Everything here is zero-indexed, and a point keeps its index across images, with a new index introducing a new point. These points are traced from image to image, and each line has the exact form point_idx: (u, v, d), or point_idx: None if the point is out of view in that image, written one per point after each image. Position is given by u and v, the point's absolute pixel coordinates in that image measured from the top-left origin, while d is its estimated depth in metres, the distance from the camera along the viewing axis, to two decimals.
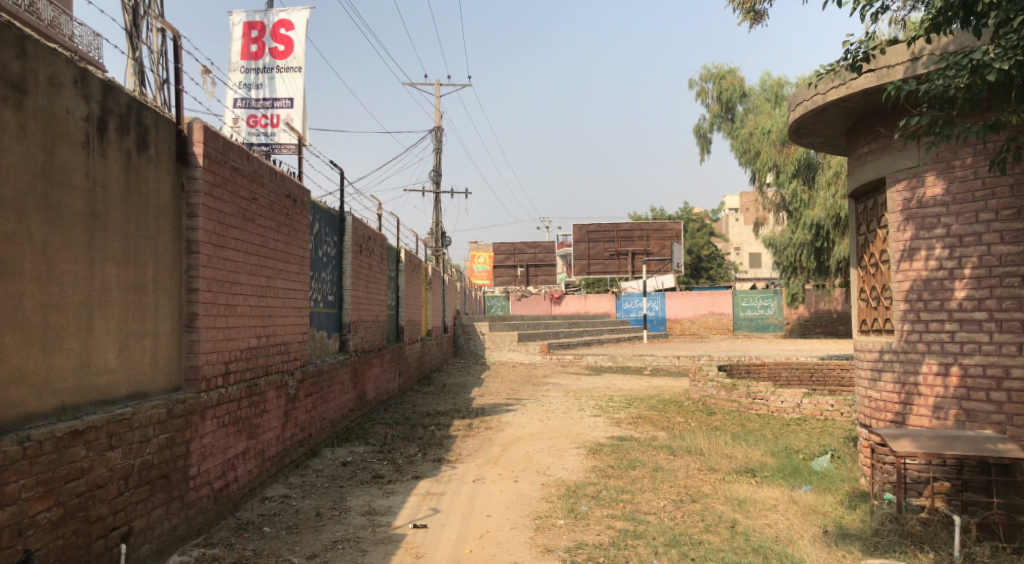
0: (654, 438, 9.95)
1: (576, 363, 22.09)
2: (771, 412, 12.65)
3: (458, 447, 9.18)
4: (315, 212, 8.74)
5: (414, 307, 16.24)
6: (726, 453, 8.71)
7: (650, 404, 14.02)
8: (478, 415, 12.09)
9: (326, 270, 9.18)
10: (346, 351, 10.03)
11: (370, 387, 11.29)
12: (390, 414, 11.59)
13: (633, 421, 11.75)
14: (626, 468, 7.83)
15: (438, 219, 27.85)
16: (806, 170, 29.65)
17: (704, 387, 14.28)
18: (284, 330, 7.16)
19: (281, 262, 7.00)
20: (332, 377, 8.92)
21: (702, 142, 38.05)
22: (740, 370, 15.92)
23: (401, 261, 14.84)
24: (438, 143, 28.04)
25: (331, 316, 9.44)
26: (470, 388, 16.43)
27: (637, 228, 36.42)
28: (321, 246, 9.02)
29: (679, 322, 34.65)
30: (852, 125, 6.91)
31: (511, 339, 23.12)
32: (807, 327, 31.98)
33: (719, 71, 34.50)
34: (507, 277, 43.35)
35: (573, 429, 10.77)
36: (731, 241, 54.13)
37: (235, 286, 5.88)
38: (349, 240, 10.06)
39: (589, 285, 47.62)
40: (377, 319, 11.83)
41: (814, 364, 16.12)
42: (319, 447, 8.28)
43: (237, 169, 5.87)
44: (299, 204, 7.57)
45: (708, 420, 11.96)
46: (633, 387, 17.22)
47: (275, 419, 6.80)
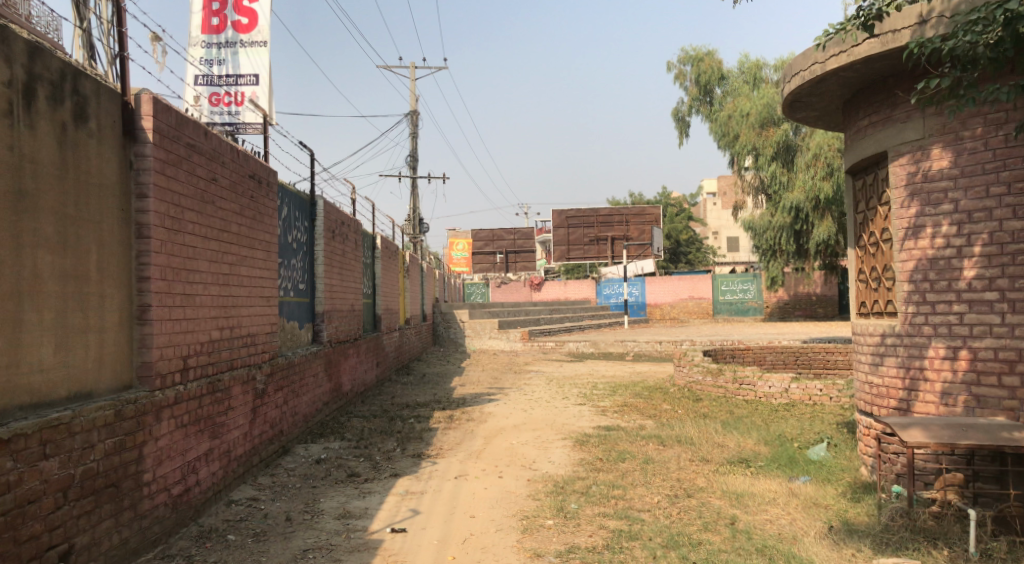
0: (641, 428, 9.59)
1: (557, 350, 21.75)
2: (759, 398, 12.36)
3: (439, 440, 8.77)
4: (283, 195, 8.24)
5: (391, 295, 15.77)
6: (718, 443, 8.37)
7: (635, 391, 13.70)
8: (459, 406, 11.68)
9: (296, 257, 8.71)
10: (320, 342, 9.57)
11: (346, 378, 10.85)
12: (367, 406, 11.17)
13: (618, 409, 11.40)
14: (615, 461, 7.46)
15: (415, 205, 27.31)
16: (785, 152, 29.34)
17: (689, 373, 13.96)
18: (250, 320, 6.70)
19: (245, 248, 6.54)
20: (304, 370, 8.49)
21: (680, 125, 37.75)
22: (725, 355, 15.64)
23: (376, 248, 14.37)
24: (414, 128, 27.47)
25: (302, 306, 8.97)
26: (450, 378, 16.00)
27: (616, 213, 36.03)
28: (291, 231, 8.54)
29: (659, 307, 34.43)
30: (851, 95, 6.55)
31: (492, 327, 22.71)
32: (786, 310, 31.90)
33: (697, 53, 34.13)
34: (486, 264, 42.83)
35: (557, 419, 10.39)
36: (709, 225, 53.98)
37: (194, 274, 5.41)
38: (321, 225, 9.59)
39: (568, 271, 47.29)
40: (352, 308, 11.37)
41: (799, 348, 15.87)
42: (291, 444, 7.85)
43: (194, 145, 5.40)
44: (264, 186, 7.09)
45: (694, 407, 11.64)
46: (615, 373, 16.89)
47: (242, 417, 6.36)
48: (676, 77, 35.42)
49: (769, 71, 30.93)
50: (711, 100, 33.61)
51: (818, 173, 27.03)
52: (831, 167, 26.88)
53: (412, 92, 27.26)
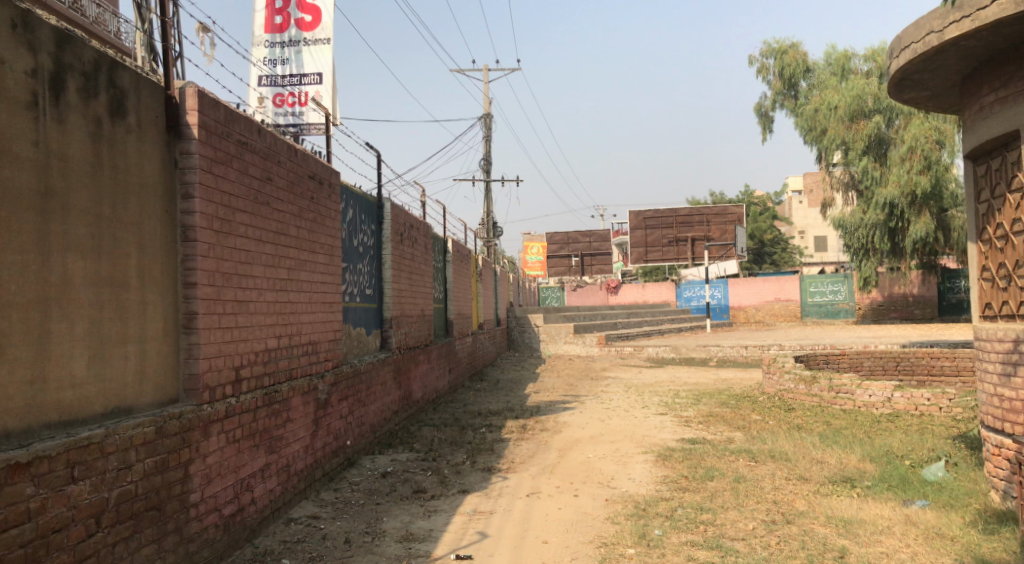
0: (729, 441, 8.93)
1: (636, 355, 21.05)
2: (858, 408, 11.51)
3: (511, 453, 8.30)
4: (348, 197, 7.91)
5: (464, 300, 15.42)
6: (816, 459, 7.67)
7: (721, 399, 12.97)
8: (534, 415, 11.20)
9: (362, 262, 8.37)
10: (388, 349, 9.23)
11: (417, 386, 10.50)
12: (439, 414, 10.81)
13: (703, 419, 10.73)
14: (703, 480, 6.86)
15: (489, 209, 27.00)
16: (877, 146, 27.98)
17: (779, 380, 13.14)
18: (311, 328, 6.35)
19: (305, 251, 6.20)
20: (371, 378, 8.16)
21: (763, 121, 36.44)
22: (819, 361, 14.74)
23: (448, 252, 14.04)
24: (488, 131, 27.17)
25: (369, 312, 8.64)
26: (525, 384, 15.54)
27: (696, 213, 34.92)
28: (356, 235, 8.21)
29: (744, 310, 33.30)
30: (972, 70, 6.01)
31: (568, 331, 22.19)
32: (880, 312, 30.35)
33: (780, 46, 32.80)
34: (563, 267, 42.25)
35: (638, 431, 9.81)
36: (795, 224, 52.11)
37: (247, 279, 5.07)
38: (389, 228, 9.26)
39: (647, 274, 46.36)
40: (422, 313, 11.02)
41: (899, 352, 14.87)
42: (357, 457, 7.50)
43: (246, 143, 5.07)
44: (325, 187, 6.75)
45: (787, 418, 10.89)
46: (699, 380, 16.14)
47: (302, 430, 6.01)
48: (758, 71, 34.13)
49: (858, 61, 29.46)
50: (796, 94, 32.37)
51: (915, 167, 25.56)
52: (929, 160, 25.38)
53: (485, 94, 27.00)
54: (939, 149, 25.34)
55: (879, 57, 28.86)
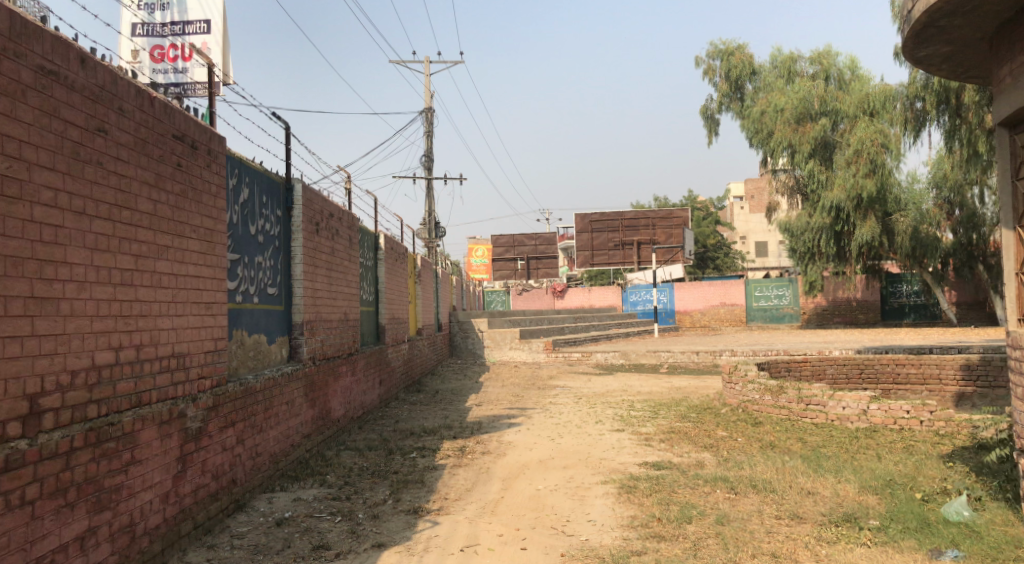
0: (699, 466, 7.65)
1: (584, 362, 19.84)
2: (831, 421, 10.40)
3: (445, 486, 6.87)
4: (241, 173, 6.39)
5: (399, 303, 13.97)
6: (805, 489, 6.44)
7: (681, 412, 11.74)
8: (473, 433, 9.78)
9: (261, 254, 6.85)
10: (298, 360, 7.70)
11: (337, 403, 9.00)
12: (363, 435, 9.33)
13: (665, 437, 9.45)
14: (678, 523, 5.55)
15: (430, 208, 25.50)
16: (824, 148, 27.23)
17: (742, 390, 11.96)
18: (176, 336, 4.83)
19: (166, 234, 4.70)
20: (271, 395, 6.64)
21: (709, 124, 35.79)
22: (780, 369, 13.63)
23: (380, 249, 12.52)
24: (430, 127, 25.69)
25: (272, 316, 7.12)
26: (466, 395, 14.14)
27: (642, 216, 33.77)
28: (252, 221, 6.69)
29: (689, 314, 32.36)
30: (1018, 10, 4.81)
31: (513, 337, 20.81)
32: (825, 316, 29.97)
33: (726, 48, 32.16)
34: (507, 270, 40.82)
35: (592, 452, 8.47)
36: (737, 230, 51.82)
37: (56, 267, 3.68)
38: (300, 215, 7.74)
39: (591, 278, 45.29)
40: (345, 318, 9.50)
41: (864, 359, 13.93)
42: (248, 498, 5.99)
43: (54, 72, 3.68)
44: (200, 153, 5.27)
45: (756, 434, 9.71)
46: (653, 389, 14.92)
47: (157, 473, 4.49)
48: (704, 73, 33.48)
49: (804, 63, 28.91)
50: (742, 96, 31.75)
51: (861, 170, 25.18)
52: (874, 163, 25.07)
53: (427, 87, 25.53)
54: (885, 153, 25.18)
55: (826, 59, 28.24)
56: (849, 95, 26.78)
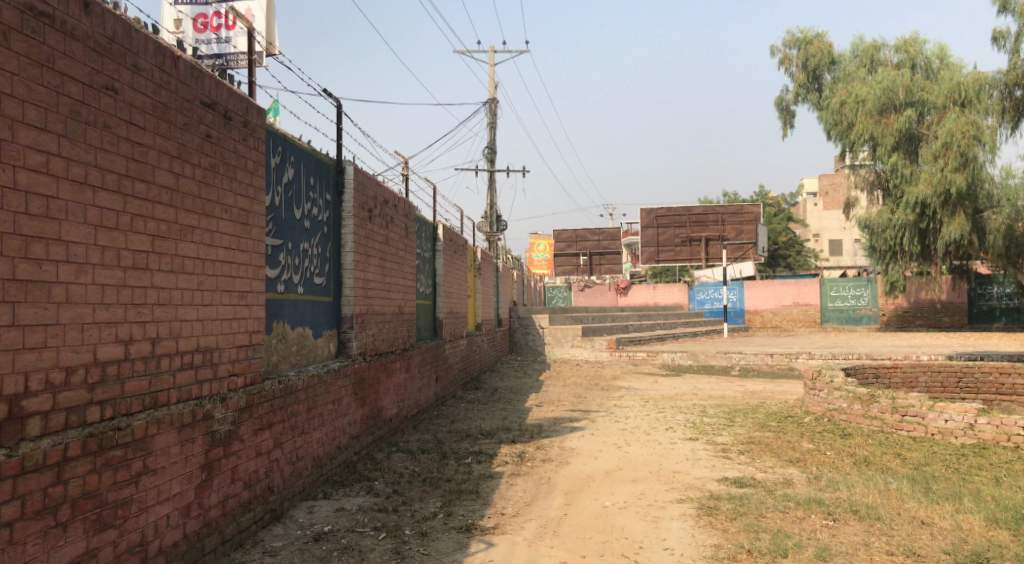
0: (786, 484, 6.83)
1: (650, 361, 19.01)
2: (931, 435, 9.46)
3: (504, 498, 6.22)
4: (286, 153, 5.85)
5: (458, 297, 13.41)
6: (917, 520, 5.60)
7: (759, 419, 10.88)
8: (535, 437, 9.13)
9: (306, 241, 6.29)
10: (347, 357, 7.13)
11: (389, 402, 8.44)
12: (417, 437, 8.77)
13: (744, 448, 8.65)
14: (772, 557, 4.80)
15: (492, 201, 24.88)
16: (908, 142, 25.65)
17: (828, 398, 11.04)
18: (202, 328, 4.24)
19: (192, 212, 4.13)
20: (315, 392, 6.08)
21: (783, 115, 34.31)
22: (867, 375, 12.61)
23: (439, 240, 11.95)
24: (493, 118, 25.07)
25: (318, 307, 6.57)
26: (526, 394, 13.52)
27: (711, 212, 32.54)
28: (298, 205, 6.14)
29: (760, 314, 31.15)
30: None
31: (576, 334, 20.11)
32: (906, 319, 28.40)
33: (804, 36, 30.66)
34: (570, 266, 39.97)
35: (664, 464, 7.71)
36: (810, 227, 50.00)
37: (47, 245, 3.14)
38: (351, 199, 7.17)
39: (657, 274, 44.17)
40: (400, 311, 8.95)
41: (961, 367, 12.85)
42: (286, 507, 5.42)
43: (47, 15, 3.14)
44: (235, 124, 4.68)
45: (846, 449, 8.81)
46: (725, 393, 14.04)
47: (177, 484, 3.90)
48: (780, 63, 32.10)
49: (887, 52, 27.29)
50: (820, 87, 30.29)
51: (950, 164, 23.13)
52: (965, 157, 22.86)
53: (491, 77, 24.89)
54: (977, 145, 22.65)
55: (912, 47, 26.60)
56: (937, 85, 24.77)
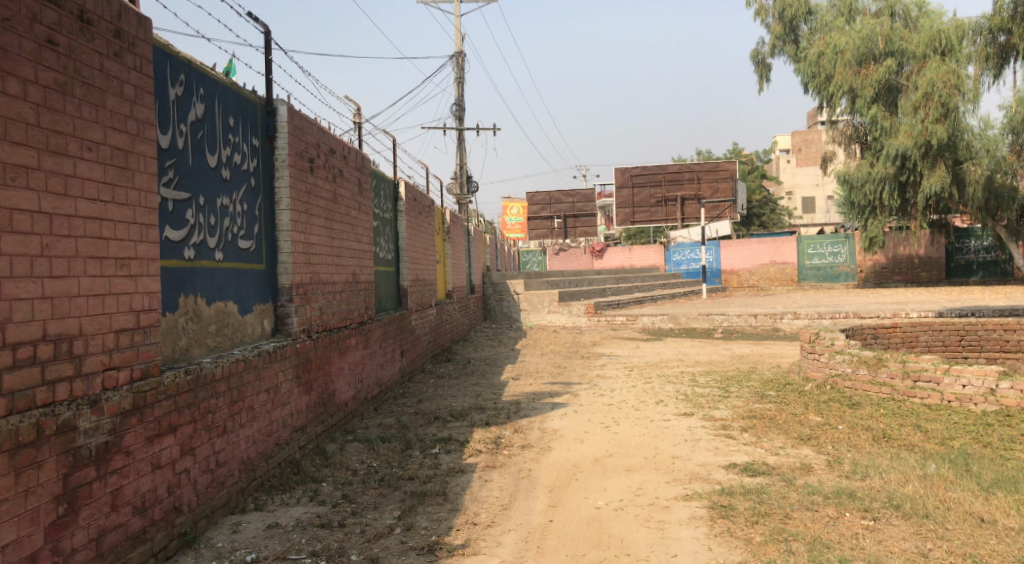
0: (806, 471, 5.85)
1: (629, 326, 18.06)
2: (947, 402, 8.57)
3: (476, 502, 5.16)
4: (193, 81, 4.67)
5: (425, 263, 12.26)
6: (975, 517, 4.69)
7: (756, 388, 9.92)
8: (512, 418, 8.08)
9: (225, 195, 5.11)
10: (287, 336, 5.99)
11: (343, 384, 7.32)
12: (375, 422, 7.67)
13: (748, 424, 7.67)
14: None
15: (461, 161, 23.60)
16: (887, 93, 24.41)
17: (829, 363, 10.11)
18: (51, 310, 3.13)
19: (26, 149, 3.02)
20: (241, 380, 4.93)
21: (760, 69, 33.34)
22: (865, 337, 11.65)
23: (399, 200, 10.76)
24: (461, 72, 23.73)
25: (246, 276, 5.42)
26: (500, 365, 12.48)
27: (686, 170, 31.43)
28: (213, 149, 4.95)
29: (737, 273, 30.36)
30: None
31: (551, 299, 19.00)
32: (884, 275, 27.71)
33: None
34: (544, 230, 38.70)
35: (660, 448, 6.71)
36: (783, 185, 49.31)
37: None
38: (285, 147, 5.98)
39: (630, 236, 43.18)
40: (353, 279, 7.80)
41: (963, 323, 11.99)
42: (201, 529, 4.31)
43: None
44: (106, 29, 3.46)
45: (859, 421, 7.84)
46: (712, 358, 13.09)
47: (7, 530, 2.86)
48: (757, 14, 30.95)
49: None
50: (797, 38, 29.17)
51: (930, 115, 22.43)
52: (946, 107, 22.29)
53: (458, 30, 23.48)
54: (958, 95, 22.23)
55: None
56: (916, 33, 23.64)
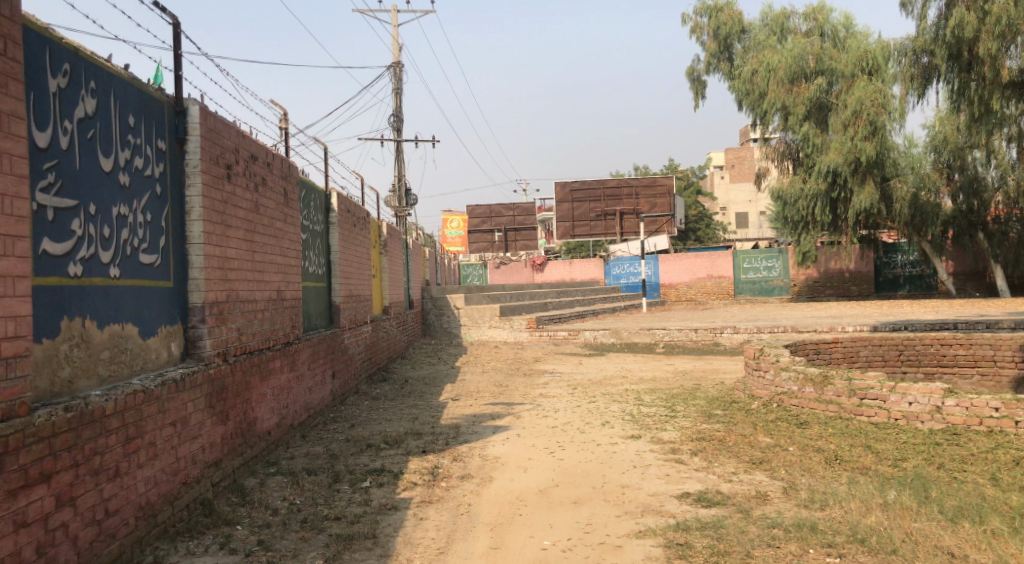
0: (762, 501, 5.50)
1: (570, 341, 17.73)
2: (894, 421, 8.36)
3: (409, 545, 4.66)
4: (77, 74, 4.11)
5: (359, 277, 11.69)
6: (944, 552, 4.38)
7: (703, 407, 9.61)
8: (450, 443, 7.58)
9: (122, 203, 4.53)
10: (198, 361, 5.39)
11: (266, 412, 6.72)
12: (301, 452, 7.08)
13: (698, 447, 7.32)
14: None
15: (398, 174, 23.04)
16: (818, 111, 24.78)
17: (775, 380, 9.87)
18: None
19: None
20: (140, 413, 4.35)
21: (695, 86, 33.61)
22: (808, 352, 11.49)
23: (331, 211, 10.20)
24: (398, 83, 23.21)
25: (149, 294, 4.84)
26: (438, 384, 11.96)
27: (625, 184, 31.41)
28: (107, 152, 4.37)
29: (675, 287, 30.40)
30: None
31: (492, 314, 18.58)
32: (817, 288, 28.05)
33: (715, 3, 29.46)
34: (483, 243, 38.27)
35: (609, 475, 6.30)
36: (718, 200, 49.92)
37: None
38: (197, 150, 5.41)
39: (569, 250, 43.06)
40: (278, 296, 7.21)
41: (903, 338, 11.93)
42: None
43: None
44: None
45: (809, 442, 7.56)
46: (655, 375, 12.78)
47: None
48: (692, 30, 31.17)
49: (798, 19, 26.54)
50: (731, 56, 29.00)
51: (859, 132, 22.79)
52: (874, 125, 22.70)
53: (395, 41, 22.95)
54: (884, 113, 22.74)
55: (820, 14, 25.51)
56: (845, 53, 24.12)
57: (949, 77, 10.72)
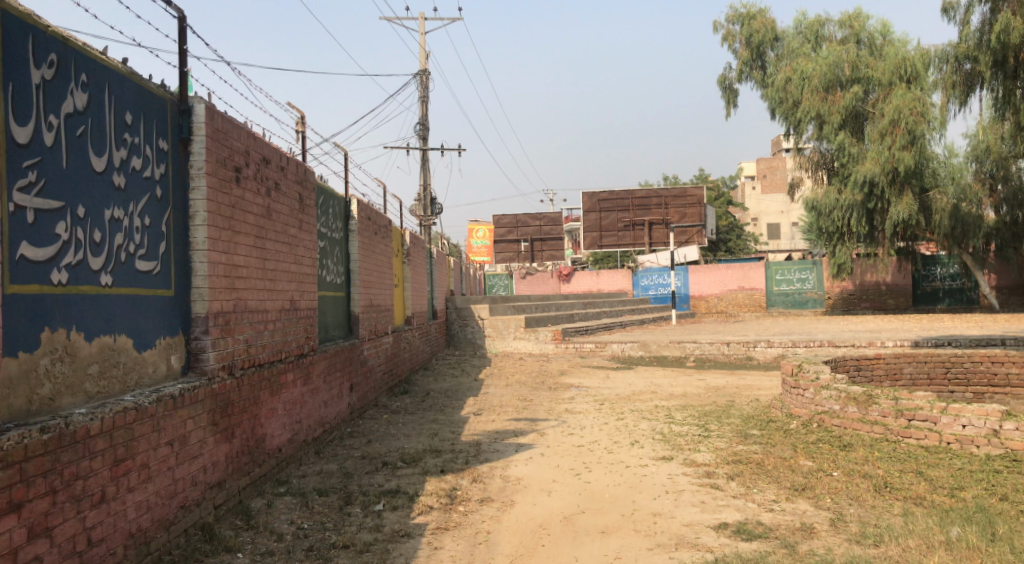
0: (808, 534, 5.03)
1: (598, 354, 17.26)
2: (946, 444, 7.82)
3: None
4: (65, 65, 3.79)
5: (381, 287, 11.37)
6: None
7: (738, 426, 9.13)
8: (469, 462, 7.18)
9: (115, 204, 4.20)
10: (200, 374, 5.05)
11: (276, 428, 6.36)
12: (313, 470, 6.71)
13: (735, 470, 6.85)
14: None
15: (423, 183, 22.75)
16: (854, 119, 24.13)
17: (815, 398, 9.36)
18: None
19: None
20: (130, 433, 4.00)
21: (726, 94, 33.00)
22: (848, 369, 10.94)
23: (352, 218, 9.88)
24: (425, 91, 22.95)
25: (146, 302, 4.51)
26: (460, 398, 11.57)
27: (654, 194, 30.88)
28: (98, 148, 4.04)
29: (705, 299, 29.79)
30: None
31: (517, 325, 18.21)
32: (852, 301, 27.29)
33: (747, 11, 28.89)
34: (510, 253, 37.89)
35: (639, 502, 5.86)
36: (749, 211, 49.14)
37: None
38: (201, 151, 5.09)
39: (597, 261, 42.57)
40: (291, 306, 6.87)
41: (948, 355, 11.34)
42: None
43: None
44: None
45: (854, 467, 7.06)
46: (686, 390, 12.30)
47: None
48: (724, 39, 30.64)
49: (833, 27, 25.91)
50: (764, 64, 28.29)
51: (896, 141, 22.10)
52: (912, 134, 22.02)
53: (421, 49, 22.70)
54: (923, 122, 22.05)
55: (856, 22, 24.89)
56: (882, 60, 23.46)
57: (992, 86, 10.17)
